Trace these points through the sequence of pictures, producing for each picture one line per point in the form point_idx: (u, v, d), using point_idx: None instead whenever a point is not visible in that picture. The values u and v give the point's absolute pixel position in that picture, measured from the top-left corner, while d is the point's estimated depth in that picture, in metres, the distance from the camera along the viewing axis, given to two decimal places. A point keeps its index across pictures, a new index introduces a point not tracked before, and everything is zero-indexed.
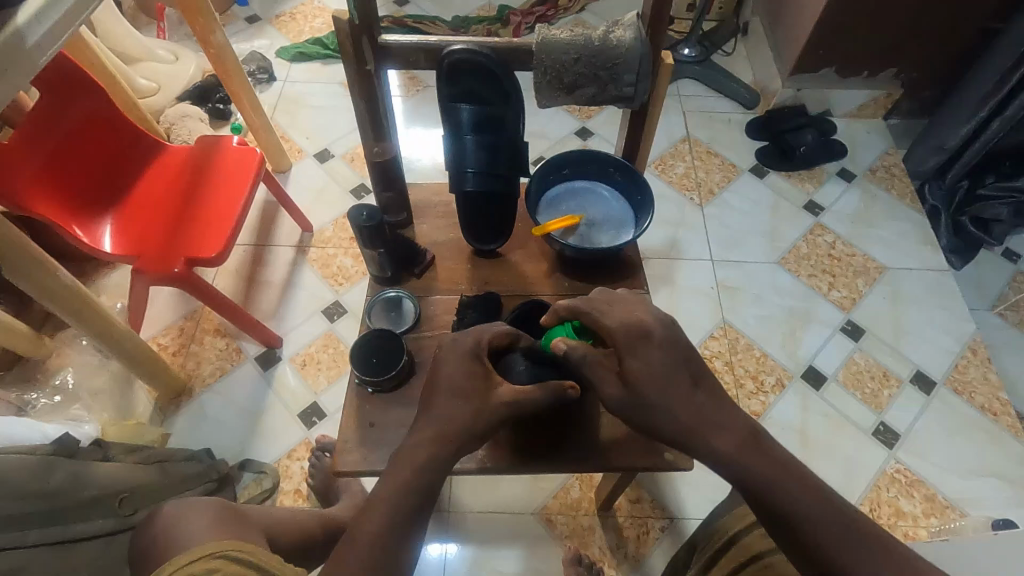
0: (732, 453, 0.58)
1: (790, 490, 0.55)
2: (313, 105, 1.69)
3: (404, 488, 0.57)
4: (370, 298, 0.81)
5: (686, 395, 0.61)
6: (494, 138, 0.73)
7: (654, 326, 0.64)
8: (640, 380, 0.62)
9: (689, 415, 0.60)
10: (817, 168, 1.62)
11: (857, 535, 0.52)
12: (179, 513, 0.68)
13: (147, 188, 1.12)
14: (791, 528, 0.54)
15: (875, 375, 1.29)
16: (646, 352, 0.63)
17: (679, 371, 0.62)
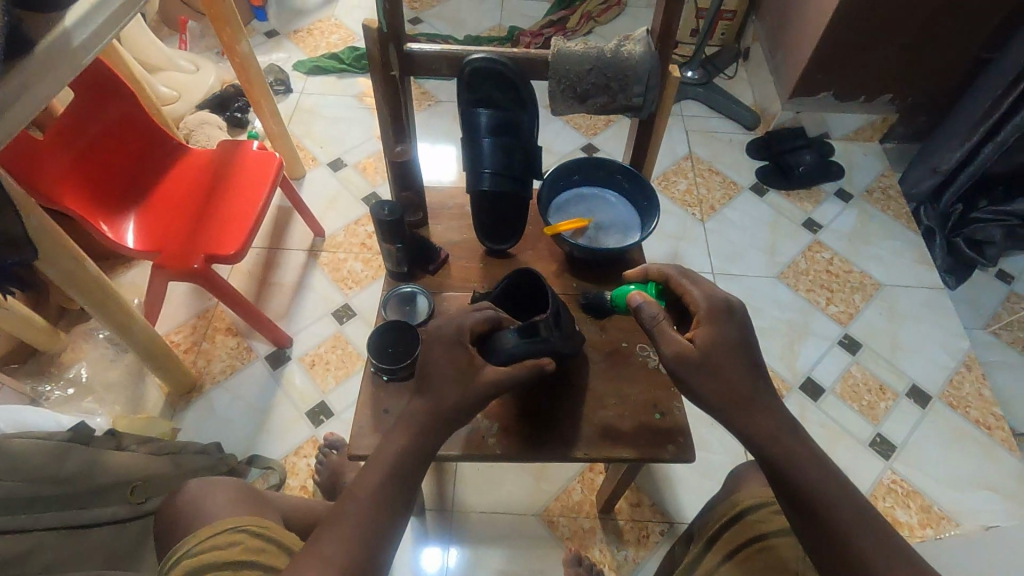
0: (765, 435, 0.61)
1: (815, 474, 0.59)
2: (328, 116, 1.75)
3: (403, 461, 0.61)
4: (385, 292, 0.84)
5: (736, 376, 0.64)
6: (510, 143, 0.77)
7: (721, 308, 0.67)
8: (698, 351, 0.64)
9: (736, 395, 0.63)
10: (815, 188, 1.67)
11: (872, 530, 0.56)
12: (202, 490, 0.73)
13: (169, 188, 1.16)
14: (810, 504, 0.58)
15: (871, 388, 1.31)
16: (704, 330, 0.65)
17: (737, 354, 0.65)
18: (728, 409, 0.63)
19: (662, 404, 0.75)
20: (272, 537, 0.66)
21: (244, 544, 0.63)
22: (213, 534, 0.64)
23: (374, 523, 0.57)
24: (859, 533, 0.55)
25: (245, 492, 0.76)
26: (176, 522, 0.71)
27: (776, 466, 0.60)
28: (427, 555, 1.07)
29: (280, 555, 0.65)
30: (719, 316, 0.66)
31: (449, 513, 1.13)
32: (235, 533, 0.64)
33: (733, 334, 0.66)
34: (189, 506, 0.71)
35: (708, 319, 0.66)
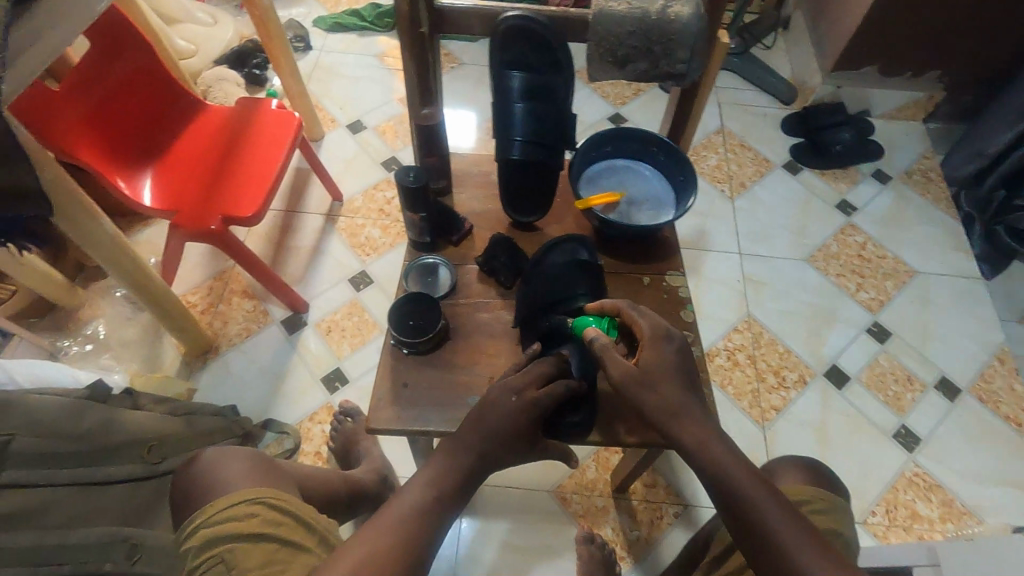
0: (702, 449, 0.59)
1: (740, 481, 0.56)
2: (348, 76, 1.70)
3: (447, 485, 0.58)
4: (407, 263, 0.81)
5: (675, 390, 0.61)
6: (543, 109, 0.73)
7: (666, 333, 0.64)
8: (640, 369, 0.62)
9: (673, 409, 0.60)
10: (851, 168, 1.60)
11: (812, 540, 0.52)
12: (217, 460, 0.73)
13: (185, 145, 1.13)
14: (738, 512, 0.55)
15: (898, 378, 1.28)
16: (648, 352, 0.63)
17: (678, 370, 0.63)
18: (666, 422, 0.60)
19: None
20: (287, 509, 0.65)
21: (260, 516, 0.63)
22: (230, 503, 0.64)
23: (406, 534, 0.54)
24: (799, 546, 0.52)
25: (259, 462, 0.75)
26: (191, 490, 0.71)
27: (715, 482, 0.57)
28: None
29: (296, 528, 0.64)
30: (662, 339, 0.63)
31: None
32: (252, 505, 0.64)
33: (675, 351, 0.64)
34: (203, 475, 0.71)
35: (652, 341, 0.63)
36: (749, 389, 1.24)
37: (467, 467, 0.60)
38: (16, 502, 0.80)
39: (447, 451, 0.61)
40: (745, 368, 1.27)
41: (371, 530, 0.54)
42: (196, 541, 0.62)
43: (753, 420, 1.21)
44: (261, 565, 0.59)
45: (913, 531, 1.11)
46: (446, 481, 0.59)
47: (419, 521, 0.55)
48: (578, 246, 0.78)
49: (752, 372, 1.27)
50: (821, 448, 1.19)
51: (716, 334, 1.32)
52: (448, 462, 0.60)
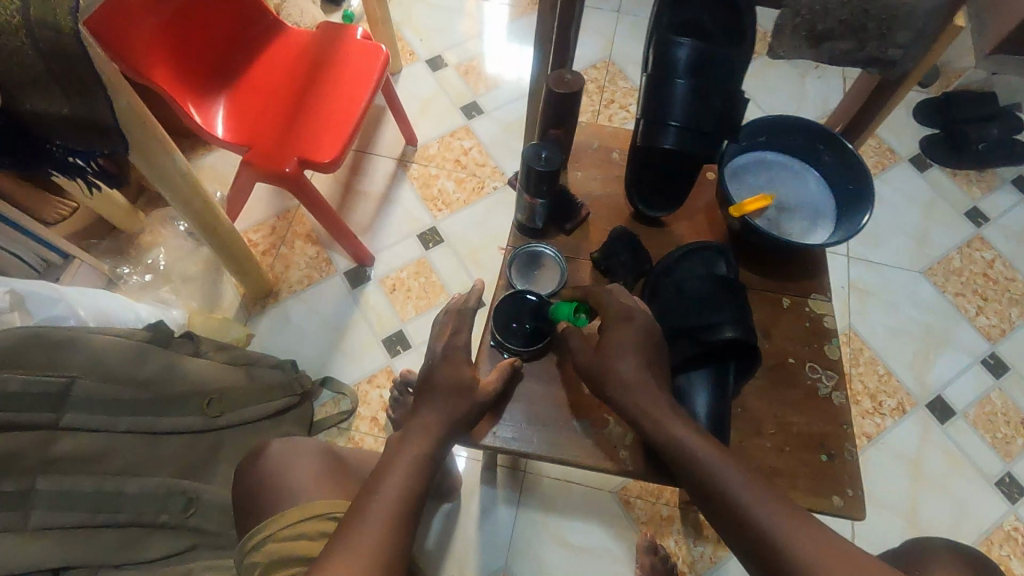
0: (665, 425, 0.55)
1: (715, 469, 0.52)
2: (431, 3, 1.53)
3: (421, 462, 0.56)
4: (511, 249, 0.71)
5: (633, 363, 0.58)
6: (711, 89, 0.59)
7: (637, 313, 0.60)
8: (600, 350, 0.59)
9: (631, 383, 0.57)
10: (989, 171, 1.40)
11: (792, 518, 0.49)
12: (287, 456, 0.72)
13: (263, 72, 1.02)
14: (721, 507, 0.51)
15: (1010, 420, 1.15)
16: (614, 332, 0.59)
17: (643, 346, 0.59)
18: (624, 397, 0.57)
19: (829, 443, 0.63)
20: None
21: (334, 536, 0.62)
22: (301, 519, 0.62)
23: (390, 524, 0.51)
24: (779, 523, 0.49)
25: (329, 460, 0.73)
26: (260, 486, 0.70)
27: (684, 465, 0.53)
28: (495, 513, 1.03)
29: None
30: (632, 318, 0.60)
31: (520, 472, 1.06)
32: (324, 522, 0.63)
33: (640, 327, 0.59)
34: (274, 475, 0.69)
35: (621, 320, 0.60)
36: None
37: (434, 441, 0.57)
38: (80, 445, 0.76)
39: (416, 426, 0.58)
40: None
41: (362, 524, 0.51)
42: (265, 557, 0.61)
43: None
44: None
45: None
46: (418, 460, 0.56)
47: (406, 505, 0.53)
48: (716, 259, 0.67)
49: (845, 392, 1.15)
50: (913, 486, 1.08)
51: None
52: (416, 441, 0.57)
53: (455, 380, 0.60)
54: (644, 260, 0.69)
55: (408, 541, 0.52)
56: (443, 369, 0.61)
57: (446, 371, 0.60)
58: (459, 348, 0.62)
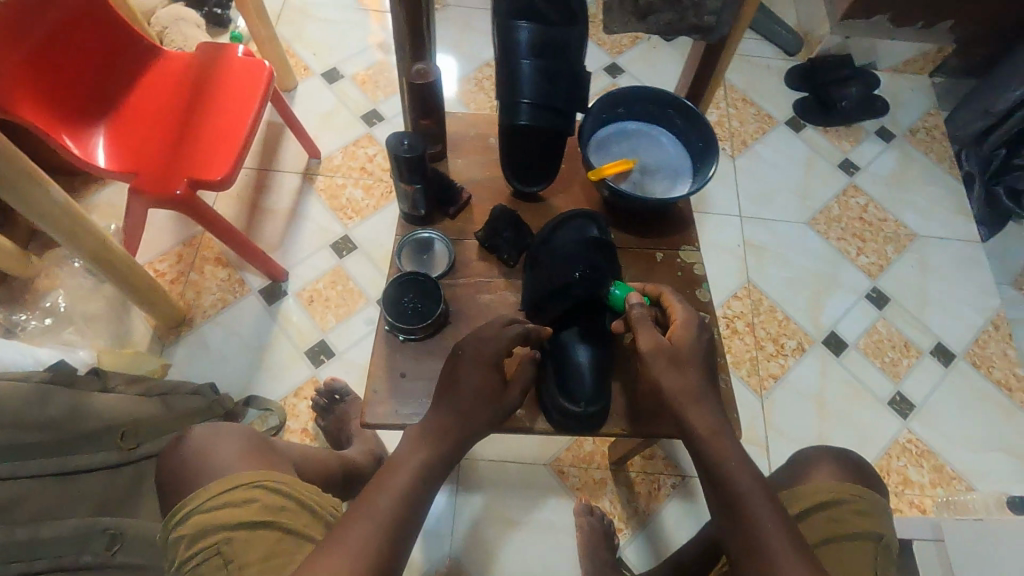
0: (712, 438, 0.59)
1: (739, 474, 0.57)
2: (321, 18, 1.54)
3: (427, 464, 0.57)
4: (400, 238, 0.74)
5: (692, 378, 0.61)
6: (555, 65, 0.64)
7: (700, 326, 0.64)
8: (671, 347, 0.62)
9: (687, 388, 0.61)
10: (855, 125, 1.54)
11: (790, 542, 0.53)
12: (207, 438, 0.68)
13: (143, 98, 1.01)
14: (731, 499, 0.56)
15: (895, 345, 1.27)
16: (682, 333, 0.63)
17: (701, 363, 0.62)
18: (682, 405, 0.60)
19: None
20: (289, 492, 0.62)
21: (258, 501, 0.60)
22: (222, 490, 0.61)
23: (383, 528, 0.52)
24: (777, 540, 0.53)
25: (255, 441, 0.70)
26: (181, 474, 0.66)
27: (713, 469, 0.58)
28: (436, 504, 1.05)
29: (297, 511, 0.62)
30: (700, 329, 0.64)
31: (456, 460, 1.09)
32: (251, 489, 0.61)
33: (705, 345, 0.64)
34: (193, 460, 0.66)
35: (688, 324, 0.64)
36: (747, 357, 1.22)
37: (448, 442, 0.59)
38: None
39: (435, 423, 0.59)
40: (744, 336, 1.24)
41: (363, 520, 0.52)
42: (188, 532, 0.59)
43: (751, 389, 1.19)
44: (265, 550, 0.57)
45: (905, 498, 1.12)
46: (429, 459, 0.57)
47: (407, 506, 0.54)
48: (588, 223, 0.71)
49: (750, 341, 1.24)
50: (819, 416, 1.18)
51: (716, 302, 1.28)
52: (433, 438, 0.58)
53: (480, 387, 0.60)
54: (524, 231, 0.73)
55: (407, 538, 0.53)
56: (470, 366, 0.60)
57: (474, 366, 0.60)
58: (492, 351, 0.62)
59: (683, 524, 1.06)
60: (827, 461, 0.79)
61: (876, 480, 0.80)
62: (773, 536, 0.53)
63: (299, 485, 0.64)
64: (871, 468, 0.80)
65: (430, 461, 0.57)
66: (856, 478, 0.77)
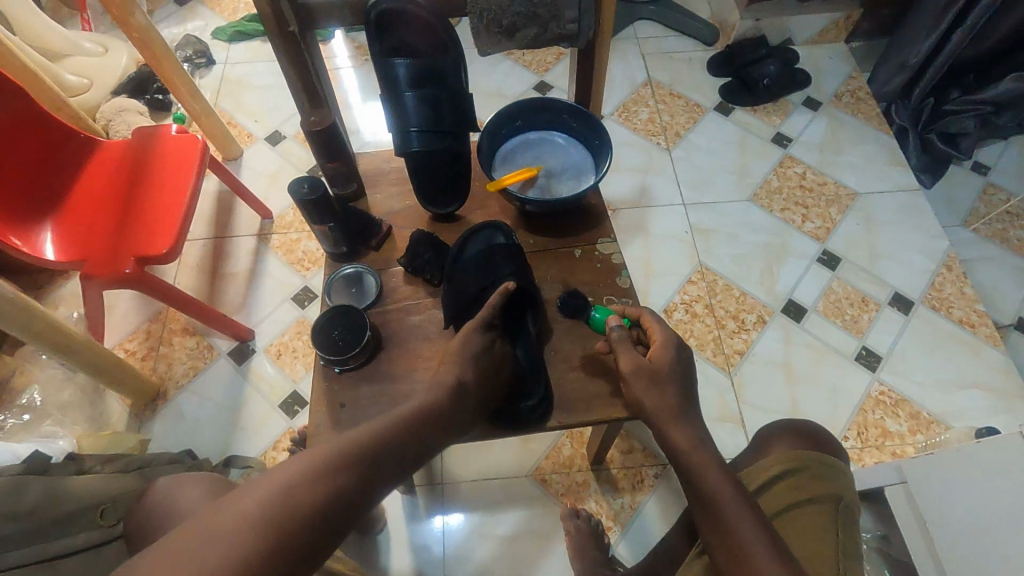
0: (693, 453, 0.61)
1: (712, 472, 0.60)
2: (258, 86, 1.62)
3: (416, 415, 0.57)
4: (328, 277, 0.78)
5: (671, 395, 0.65)
6: (436, 93, 0.69)
7: (678, 346, 0.69)
8: (651, 366, 0.66)
9: (665, 406, 0.64)
10: (782, 100, 1.59)
11: (767, 539, 0.54)
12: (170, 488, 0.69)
13: (86, 189, 1.06)
14: (704, 495, 0.59)
15: (853, 302, 1.29)
16: (661, 352, 0.67)
17: (677, 382, 0.66)
18: (660, 423, 0.64)
19: None
20: None
21: None
22: None
23: (332, 460, 0.48)
24: (750, 534, 0.55)
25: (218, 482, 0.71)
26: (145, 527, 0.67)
27: (693, 477, 0.60)
28: (426, 532, 1.06)
29: None
30: (677, 349, 0.68)
31: (439, 486, 1.11)
32: None
33: (682, 365, 0.68)
34: (157, 507, 0.67)
35: (666, 344, 0.69)
36: (711, 338, 1.24)
37: (440, 404, 0.59)
38: None
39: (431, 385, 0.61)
40: (704, 318, 1.27)
41: (342, 436, 0.51)
42: None
43: (719, 368, 1.21)
44: None
45: (886, 449, 1.13)
46: (418, 409, 0.57)
47: (386, 445, 0.52)
48: (494, 232, 0.76)
49: (711, 321, 1.26)
50: (788, 383, 1.20)
51: (672, 289, 1.31)
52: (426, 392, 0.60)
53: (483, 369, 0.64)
54: (444, 252, 0.76)
55: (377, 471, 0.50)
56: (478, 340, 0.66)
57: (485, 337, 0.66)
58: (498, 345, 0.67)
59: (670, 512, 1.07)
60: (781, 433, 0.78)
61: (833, 442, 0.78)
62: (748, 528, 0.55)
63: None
64: (830, 433, 0.78)
65: (415, 418, 0.56)
66: (809, 442, 0.75)
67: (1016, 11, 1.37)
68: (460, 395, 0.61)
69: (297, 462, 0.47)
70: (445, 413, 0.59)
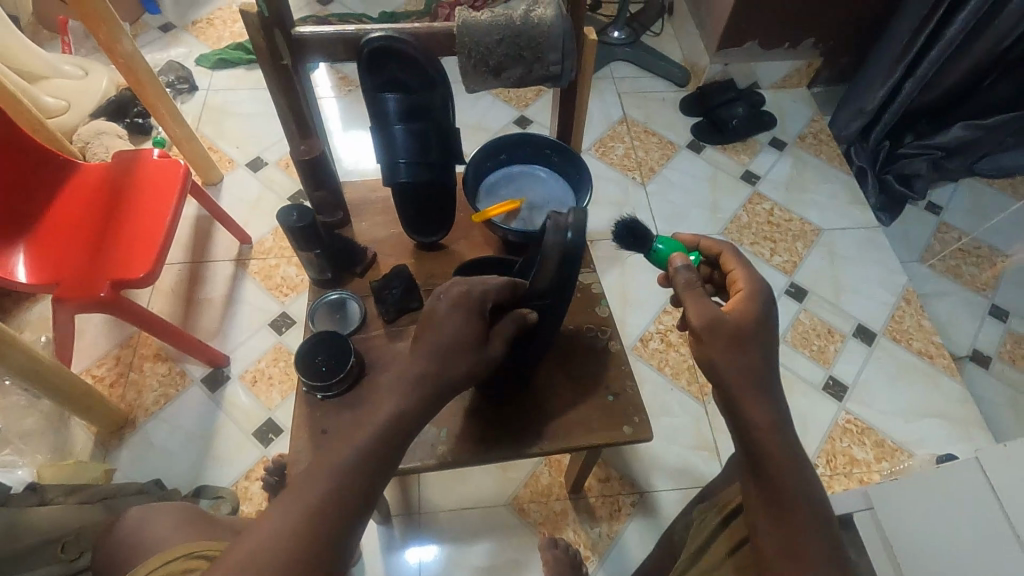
0: (770, 438, 0.58)
1: (785, 461, 0.57)
2: (241, 113, 1.63)
3: (382, 433, 0.54)
4: (312, 303, 0.78)
5: (753, 361, 0.60)
6: (424, 126, 0.72)
7: (766, 296, 0.65)
8: (731, 320, 0.61)
9: (745, 375, 0.59)
10: (749, 140, 1.67)
11: (825, 537, 0.55)
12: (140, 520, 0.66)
13: (61, 212, 1.05)
14: (769, 483, 0.57)
15: (820, 333, 1.34)
16: (743, 305, 0.63)
17: (757, 341, 0.61)
18: (739, 404, 0.59)
19: (613, 385, 0.75)
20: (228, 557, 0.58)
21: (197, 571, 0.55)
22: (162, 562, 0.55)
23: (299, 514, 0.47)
24: (810, 531, 0.55)
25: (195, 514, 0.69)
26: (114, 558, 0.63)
27: (765, 462, 0.58)
28: (401, 564, 1.04)
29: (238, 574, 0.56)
30: (762, 301, 0.64)
31: (416, 516, 1.09)
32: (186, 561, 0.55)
33: (764, 319, 0.63)
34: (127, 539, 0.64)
35: (752, 295, 0.64)
36: (686, 366, 1.27)
37: (412, 410, 0.56)
38: None
39: (393, 390, 0.57)
40: (679, 347, 1.30)
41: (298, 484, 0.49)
42: None
43: (695, 397, 1.23)
44: None
45: (854, 476, 1.16)
46: (384, 425, 0.55)
47: (351, 475, 0.51)
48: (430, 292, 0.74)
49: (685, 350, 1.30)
50: None
51: (647, 318, 1.34)
52: (389, 399, 0.56)
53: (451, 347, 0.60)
54: (413, 294, 0.77)
55: (361, 504, 0.51)
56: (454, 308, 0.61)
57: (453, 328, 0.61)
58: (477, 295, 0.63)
59: (647, 541, 1.07)
60: None
61: None
62: (809, 526, 0.55)
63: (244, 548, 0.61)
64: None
65: (381, 428, 0.54)
66: None
67: (960, 63, 1.48)
68: (435, 389, 0.58)
69: (261, 529, 0.46)
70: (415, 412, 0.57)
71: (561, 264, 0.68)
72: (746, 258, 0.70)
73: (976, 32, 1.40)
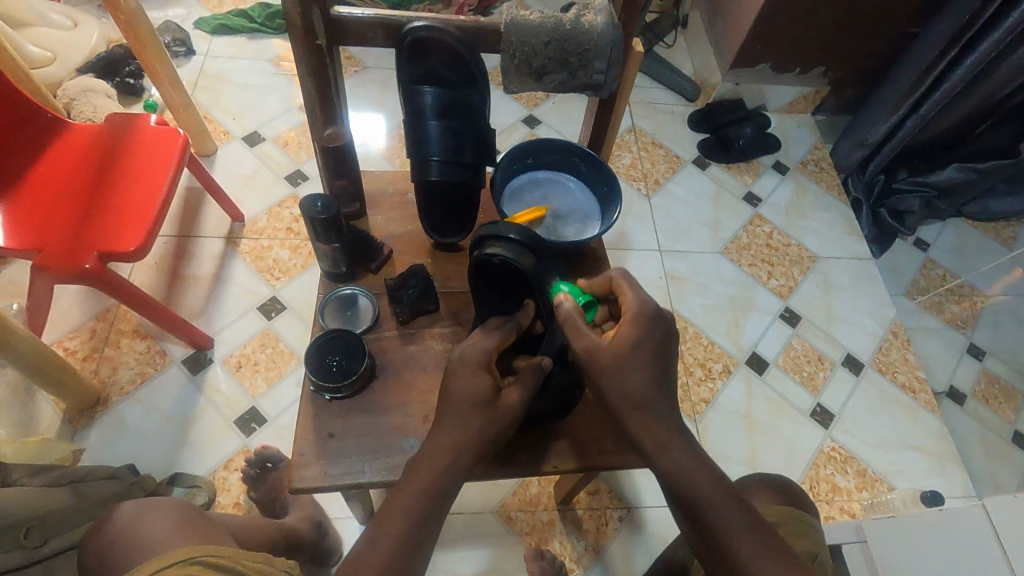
0: (676, 467, 0.60)
1: (699, 484, 0.59)
2: (240, 83, 1.56)
3: (424, 499, 0.57)
4: (322, 296, 0.75)
5: (643, 380, 0.61)
6: (460, 124, 0.70)
7: (654, 313, 0.63)
8: (615, 347, 0.61)
9: (640, 399, 0.61)
10: (753, 161, 1.68)
11: (774, 550, 0.56)
12: (142, 514, 0.64)
13: (46, 173, 0.98)
14: (700, 518, 0.59)
15: (810, 359, 1.36)
16: (629, 328, 0.62)
17: (655, 361, 0.62)
18: (653, 451, 0.61)
19: None
20: (228, 565, 0.54)
21: None
22: (165, 565, 0.51)
23: None
24: (752, 549, 0.56)
25: (191, 514, 0.66)
26: (112, 554, 0.61)
27: (692, 501, 0.59)
28: None
29: None
30: (650, 319, 0.63)
31: None
32: (186, 567, 0.52)
33: (658, 335, 0.63)
34: (123, 540, 0.61)
35: (638, 318, 0.63)
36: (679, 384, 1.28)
37: (442, 478, 0.58)
38: None
39: (421, 459, 0.58)
40: None
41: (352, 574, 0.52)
42: None
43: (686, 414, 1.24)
44: None
45: (836, 504, 1.18)
46: (418, 498, 0.56)
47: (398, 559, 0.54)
48: (429, 294, 0.74)
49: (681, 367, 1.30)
50: (748, 435, 1.24)
51: None
52: (419, 474, 0.58)
53: (475, 393, 0.60)
54: (430, 296, 0.74)
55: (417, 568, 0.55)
56: (463, 371, 0.61)
57: (467, 382, 0.60)
58: (480, 352, 0.62)
59: (632, 558, 1.07)
60: (758, 487, 0.80)
61: (806, 500, 0.81)
62: (745, 543, 0.56)
63: (245, 556, 0.56)
64: (799, 489, 0.81)
65: (425, 499, 0.57)
66: (786, 499, 0.78)
67: (961, 107, 1.51)
68: (465, 449, 0.59)
69: None
70: (456, 472, 0.58)
71: (539, 257, 0.67)
72: (635, 278, 0.66)
73: (980, 78, 1.43)
